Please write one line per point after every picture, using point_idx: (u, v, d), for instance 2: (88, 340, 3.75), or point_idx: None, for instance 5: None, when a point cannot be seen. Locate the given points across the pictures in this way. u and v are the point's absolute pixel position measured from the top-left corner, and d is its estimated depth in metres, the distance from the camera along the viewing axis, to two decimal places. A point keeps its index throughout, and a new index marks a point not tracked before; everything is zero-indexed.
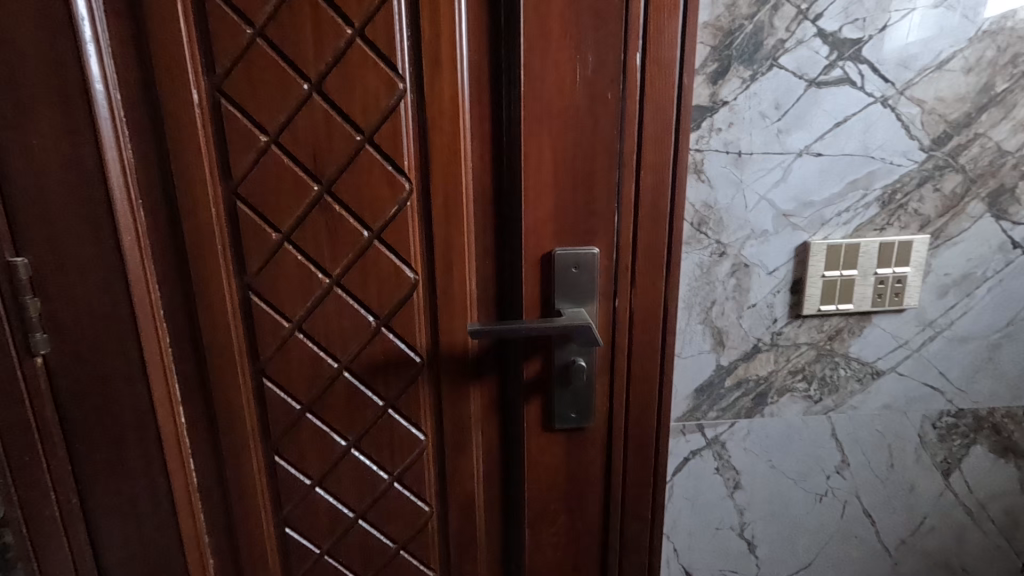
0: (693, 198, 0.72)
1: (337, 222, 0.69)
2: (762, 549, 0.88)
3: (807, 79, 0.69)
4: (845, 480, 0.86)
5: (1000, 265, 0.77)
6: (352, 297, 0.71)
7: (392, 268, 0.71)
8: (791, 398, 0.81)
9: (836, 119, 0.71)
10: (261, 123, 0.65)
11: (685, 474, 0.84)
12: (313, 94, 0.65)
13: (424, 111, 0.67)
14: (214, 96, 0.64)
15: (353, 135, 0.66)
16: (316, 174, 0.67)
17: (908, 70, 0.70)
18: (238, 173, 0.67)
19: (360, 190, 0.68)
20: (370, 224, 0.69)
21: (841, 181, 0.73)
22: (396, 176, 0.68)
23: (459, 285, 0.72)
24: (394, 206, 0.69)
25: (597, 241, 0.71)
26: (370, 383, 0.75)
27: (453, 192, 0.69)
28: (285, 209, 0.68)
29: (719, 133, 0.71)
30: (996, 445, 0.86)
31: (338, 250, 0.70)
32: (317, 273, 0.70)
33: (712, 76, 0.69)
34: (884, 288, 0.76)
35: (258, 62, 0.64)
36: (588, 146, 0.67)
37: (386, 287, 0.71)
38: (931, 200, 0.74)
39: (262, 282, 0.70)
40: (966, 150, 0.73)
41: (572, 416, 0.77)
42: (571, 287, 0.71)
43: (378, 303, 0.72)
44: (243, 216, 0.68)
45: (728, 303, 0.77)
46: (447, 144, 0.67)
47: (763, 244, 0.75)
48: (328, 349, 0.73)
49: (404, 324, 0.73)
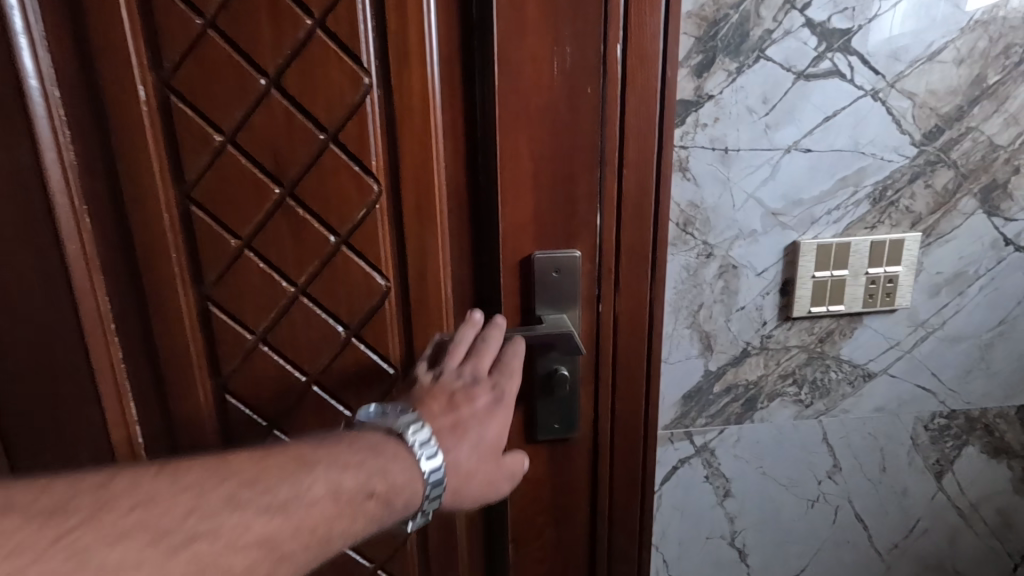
0: (678, 197, 0.69)
1: (300, 227, 0.65)
2: (753, 557, 0.86)
3: (795, 71, 0.66)
4: (837, 485, 0.84)
5: (992, 263, 0.75)
6: (319, 306, 0.68)
7: (362, 275, 0.67)
8: (781, 403, 0.79)
9: (826, 114, 0.68)
10: (215, 122, 0.61)
11: (674, 482, 0.81)
12: (271, 90, 0.60)
13: (392, 107, 0.62)
14: (162, 92, 0.60)
15: (316, 134, 0.62)
16: (277, 176, 0.63)
17: (898, 62, 0.67)
18: (192, 175, 0.62)
19: (324, 193, 0.64)
20: (337, 229, 0.65)
21: (830, 178, 0.70)
22: (364, 177, 0.64)
23: (434, 292, 0.67)
24: (363, 209, 0.65)
25: (579, 243, 0.67)
26: (341, 397, 0.71)
27: (425, 193, 0.64)
28: (245, 214, 0.64)
29: (704, 129, 0.67)
30: (989, 445, 0.85)
31: (303, 257, 0.66)
32: (282, 281, 0.67)
33: (697, 68, 0.66)
34: (875, 289, 0.74)
35: (209, 55, 0.59)
36: (568, 143, 0.63)
37: (356, 295, 0.68)
38: (922, 197, 0.72)
39: (222, 292, 0.66)
40: (958, 144, 0.70)
41: (556, 426, 0.73)
42: (552, 292, 0.68)
43: (347, 312, 0.68)
44: (199, 221, 0.64)
45: (716, 306, 0.74)
46: (417, 142, 0.63)
47: (751, 244, 0.72)
48: (295, 361, 0.69)
49: (376, 334, 0.69)
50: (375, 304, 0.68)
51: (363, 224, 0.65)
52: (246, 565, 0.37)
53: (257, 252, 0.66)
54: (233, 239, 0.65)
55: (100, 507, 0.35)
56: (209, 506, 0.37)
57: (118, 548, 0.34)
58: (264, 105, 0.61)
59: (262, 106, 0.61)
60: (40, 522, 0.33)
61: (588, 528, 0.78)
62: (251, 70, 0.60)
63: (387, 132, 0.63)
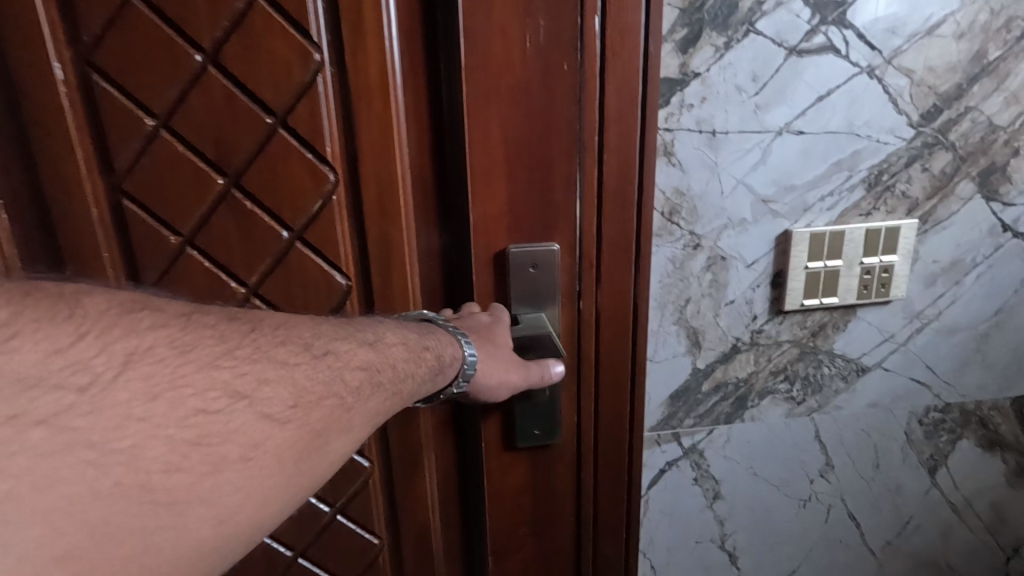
0: (663, 183, 0.64)
1: (249, 222, 0.59)
2: (744, 560, 0.83)
3: (787, 46, 0.61)
4: (829, 484, 0.81)
5: (989, 250, 0.72)
6: (273, 309, 0.62)
7: (319, 273, 0.61)
8: (772, 400, 0.75)
9: (819, 93, 0.63)
10: (145, 104, 0.54)
11: (661, 486, 0.77)
12: (208, 68, 0.54)
13: (347, 86, 0.56)
14: (83, 70, 0.53)
15: (262, 118, 0.56)
16: (220, 165, 0.57)
17: (896, 36, 0.63)
18: (123, 165, 0.56)
19: (274, 183, 0.58)
20: (290, 223, 0.59)
21: (823, 162, 0.66)
22: (317, 166, 0.58)
23: (399, 292, 0.62)
24: (318, 201, 0.59)
25: (557, 235, 0.62)
26: None
27: (387, 183, 0.58)
28: (184, 209, 0.58)
29: (691, 109, 0.62)
30: (983, 439, 0.82)
31: (253, 255, 0.60)
32: (230, 282, 0.60)
33: (682, 43, 0.60)
34: (870, 280, 0.70)
35: (134, 27, 0.52)
36: (542, 125, 0.58)
37: (313, 296, 0.62)
38: (919, 181, 0.68)
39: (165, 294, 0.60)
40: (956, 125, 0.66)
41: (536, 432, 0.68)
42: (529, 288, 0.62)
43: (305, 315, 0.62)
44: (133, 217, 0.57)
45: (704, 301, 0.69)
46: (376, 125, 0.57)
47: (740, 234, 0.67)
48: None
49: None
50: (335, 306, 0.62)
51: (318, 217, 0.59)
52: (356, 381, 0.42)
53: (201, 249, 0.59)
54: (172, 237, 0.58)
55: (252, 326, 0.39)
56: (327, 334, 0.43)
57: (281, 350, 0.38)
58: (201, 84, 0.54)
59: (198, 86, 0.54)
60: (212, 335, 0.36)
61: (571, 538, 0.74)
62: (183, 44, 0.53)
63: (342, 115, 0.57)
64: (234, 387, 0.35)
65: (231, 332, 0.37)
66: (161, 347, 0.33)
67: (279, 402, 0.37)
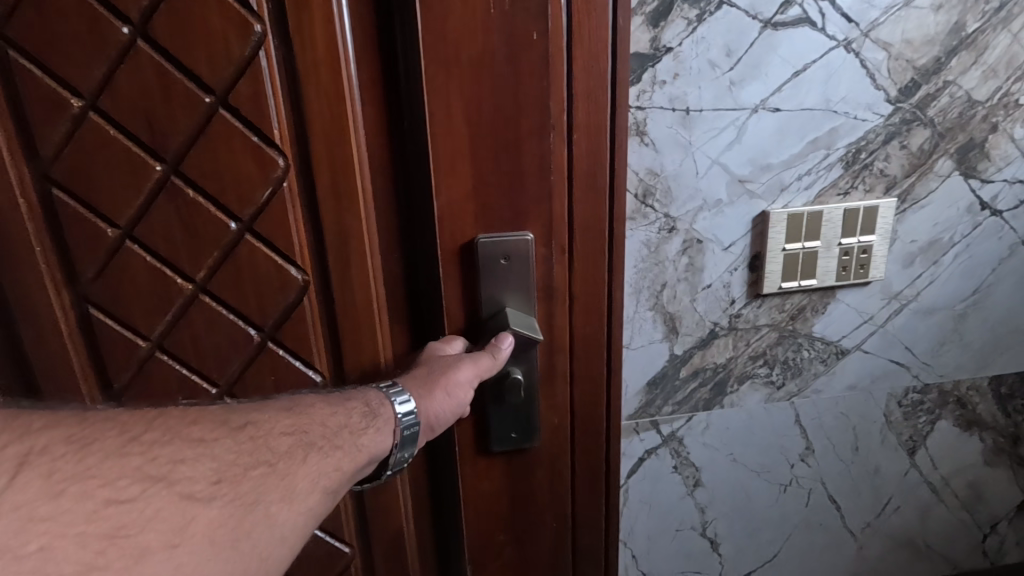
0: (635, 164, 0.62)
1: (192, 212, 0.55)
2: (725, 546, 0.82)
3: (762, 19, 0.59)
4: (809, 468, 0.80)
5: (967, 229, 0.71)
6: (224, 305, 0.58)
7: (272, 268, 0.58)
8: (751, 385, 0.74)
9: (795, 68, 0.61)
10: (72, 84, 0.51)
11: (640, 475, 0.76)
12: (137, 42, 0.50)
13: (295, 64, 0.52)
14: (3, 49, 0.50)
15: (201, 97, 0.52)
16: (156, 151, 0.53)
17: (873, 8, 0.61)
18: (51, 151, 0.52)
19: (216, 170, 0.54)
20: (237, 213, 0.56)
21: (801, 140, 0.64)
22: (265, 150, 0.54)
23: (361, 283, 0.59)
24: (267, 189, 0.55)
25: (529, 220, 0.58)
26: None
27: (342, 167, 0.55)
28: (121, 199, 0.54)
29: (663, 86, 0.60)
30: (961, 419, 0.82)
31: (198, 249, 0.56)
32: (175, 278, 0.57)
33: (652, 16, 0.58)
34: (848, 261, 0.69)
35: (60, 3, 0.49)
36: (508, 103, 0.55)
37: (267, 292, 0.58)
38: (897, 159, 0.66)
39: (107, 291, 0.57)
40: (935, 100, 0.65)
41: (512, 436, 0.66)
42: (501, 281, 0.59)
43: (258, 310, 0.59)
44: (64, 207, 0.54)
45: (680, 285, 0.67)
46: (331, 105, 0.54)
47: (716, 216, 0.65)
48: (201, 372, 0.61)
49: (298, 334, 0.60)
50: (294, 298, 0.59)
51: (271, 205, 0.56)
52: (288, 447, 0.37)
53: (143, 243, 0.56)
54: (109, 228, 0.55)
55: (159, 411, 0.34)
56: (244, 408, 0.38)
57: (196, 427, 0.34)
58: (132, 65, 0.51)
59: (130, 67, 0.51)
60: (113, 424, 0.31)
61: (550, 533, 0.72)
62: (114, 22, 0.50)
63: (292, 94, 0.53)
64: (147, 471, 0.30)
65: (141, 417, 0.32)
66: (53, 442, 0.28)
67: (201, 480, 0.32)
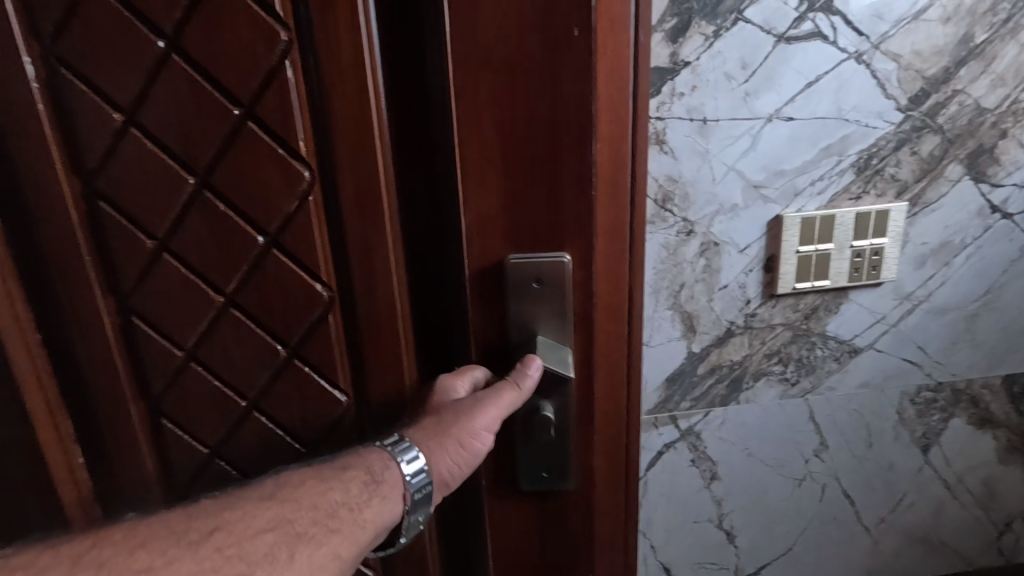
0: (655, 171, 0.66)
1: (220, 223, 0.51)
2: (741, 538, 0.85)
3: (776, 34, 0.62)
4: (823, 463, 0.83)
5: (978, 232, 0.73)
6: (252, 321, 0.53)
7: (297, 283, 0.52)
8: (766, 382, 0.77)
9: (808, 79, 0.64)
10: (103, 89, 0.47)
11: (659, 467, 0.79)
12: (167, 45, 0.46)
13: (315, 68, 0.46)
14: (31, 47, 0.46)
15: (229, 107, 0.48)
16: (188, 160, 0.49)
17: (883, 22, 0.64)
18: (90, 152, 0.49)
19: (245, 180, 0.50)
20: (266, 226, 0.51)
21: (813, 147, 0.67)
22: (293, 164, 0.49)
23: (385, 312, 0.52)
24: (294, 201, 0.50)
25: (568, 242, 0.48)
26: (288, 430, 0.57)
27: (366, 186, 0.49)
28: (155, 205, 0.50)
29: (681, 98, 0.63)
30: (974, 417, 0.84)
31: (230, 260, 0.52)
32: (209, 290, 0.53)
33: (670, 32, 0.62)
34: (861, 263, 0.71)
35: (90, 14, 0.46)
36: (535, 99, 0.44)
37: (294, 314, 0.53)
38: (908, 164, 0.69)
39: (150, 309, 0.53)
40: (944, 108, 0.67)
41: (543, 474, 0.53)
42: (531, 311, 0.49)
43: (286, 331, 0.54)
44: (107, 216, 0.50)
45: (697, 286, 0.71)
46: (347, 106, 0.47)
47: (732, 220, 0.68)
48: (232, 386, 0.56)
49: (327, 355, 0.54)
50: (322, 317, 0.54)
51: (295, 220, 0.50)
52: (267, 547, 0.37)
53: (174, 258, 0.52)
54: (146, 237, 0.51)
55: (98, 538, 0.34)
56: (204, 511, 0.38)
57: (142, 554, 0.34)
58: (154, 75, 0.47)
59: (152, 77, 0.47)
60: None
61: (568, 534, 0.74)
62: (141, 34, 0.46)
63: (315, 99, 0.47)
64: None
65: (65, 562, 0.32)
66: None
67: None
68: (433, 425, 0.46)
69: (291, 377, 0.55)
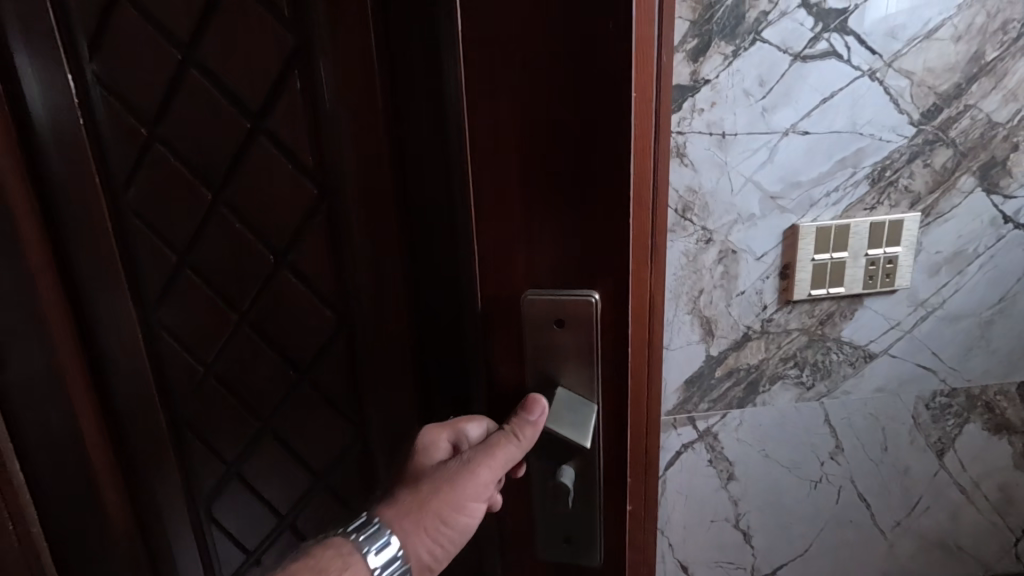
0: (676, 182, 0.69)
1: (236, 241, 0.55)
2: (758, 539, 0.87)
3: (792, 53, 0.66)
4: (839, 466, 0.85)
5: (991, 241, 0.75)
6: (265, 338, 0.58)
7: (305, 302, 0.56)
8: (783, 386, 0.79)
9: (823, 95, 0.68)
10: (139, 115, 0.53)
11: (678, 467, 0.82)
12: (189, 69, 0.51)
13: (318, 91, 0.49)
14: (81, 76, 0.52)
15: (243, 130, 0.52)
16: (209, 181, 0.54)
17: (896, 41, 0.67)
18: (124, 175, 0.55)
19: (258, 200, 0.54)
20: (275, 244, 0.55)
21: (828, 159, 0.70)
22: (300, 183, 0.52)
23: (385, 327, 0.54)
24: (302, 220, 0.53)
25: (597, 279, 0.35)
26: (295, 440, 0.62)
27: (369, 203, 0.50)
28: (180, 225, 0.56)
29: (701, 113, 0.67)
30: (989, 423, 0.85)
31: (244, 277, 0.57)
32: (224, 305, 0.58)
33: (692, 52, 0.65)
34: (875, 270, 0.74)
35: (131, 33, 0.50)
36: (538, 80, 0.31)
37: (303, 328, 0.57)
38: (921, 176, 0.72)
39: (177, 327, 0.59)
40: (956, 122, 0.70)
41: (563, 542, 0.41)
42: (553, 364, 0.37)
43: (294, 343, 0.58)
44: (138, 232, 0.56)
45: (716, 292, 0.74)
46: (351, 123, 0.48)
47: (750, 229, 0.72)
48: (247, 396, 0.61)
49: (329, 376, 0.58)
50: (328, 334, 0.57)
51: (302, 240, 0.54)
52: None
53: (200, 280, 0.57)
54: (172, 254, 0.57)
55: None
56: None
57: None
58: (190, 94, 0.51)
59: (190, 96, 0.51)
60: None
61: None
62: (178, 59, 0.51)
63: (315, 117, 0.50)
64: None
65: None
66: None
67: None
68: (407, 498, 0.38)
69: (295, 398, 0.60)
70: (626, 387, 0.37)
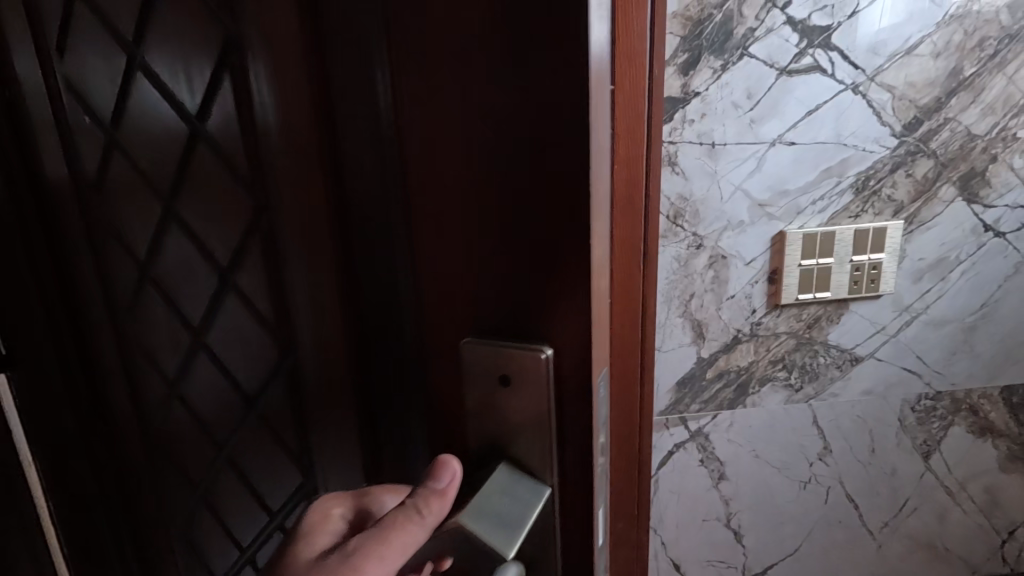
0: (668, 190, 0.72)
1: (187, 255, 0.49)
2: (748, 538, 0.89)
3: (778, 67, 0.69)
4: (828, 467, 0.87)
5: (973, 249, 0.78)
6: (219, 366, 0.50)
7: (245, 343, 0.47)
8: (772, 387, 0.82)
9: (808, 107, 0.71)
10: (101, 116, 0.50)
11: (670, 466, 0.84)
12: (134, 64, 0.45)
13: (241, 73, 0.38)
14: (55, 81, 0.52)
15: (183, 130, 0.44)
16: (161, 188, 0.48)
17: (878, 56, 0.70)
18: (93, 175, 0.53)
19: (202, 210, 0.45)
20: (219, 263, 0.46)
21: (814, 169, 0.73)
22: (235, 188, 0.42)
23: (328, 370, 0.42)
24: (241, 235, 0.43)
25: (554, 332, 0.27)
26: (254, 484, 0.53)
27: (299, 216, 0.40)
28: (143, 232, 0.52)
29: (691, 125, 0.70)
30: (974, 426, 0.87)
31: (197, 295, 0.50)
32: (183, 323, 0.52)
33: (682, 66, 0.68)
34: (860, 276, 0.77)
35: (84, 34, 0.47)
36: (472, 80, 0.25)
37: (252, 361, 0.47)
38: (904, 186, 0.75)
39: (158, 340, 0.55)
40: (937, 134, 0.73)
41: None
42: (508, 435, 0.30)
43: (246, 378, 0.48)
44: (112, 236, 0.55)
45: (707, 295, 0.76)
46: (285, 123, 0.37)
47: (739, 235, 0.74)
48: (207, 424, 0.54)
49: (277, 422, 0.47)
50: (268, 377, 0.46)
51: (245, 258, 0.44)
52: None
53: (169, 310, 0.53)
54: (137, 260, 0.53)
55: None
56: None
57: None
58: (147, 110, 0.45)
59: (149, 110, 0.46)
60: None
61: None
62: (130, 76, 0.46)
63: (240, 111, 0.39)
64: None
65: None
66: None
67: None
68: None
69: (249, 444, 0.51)
70: (592, 466, 0.29)
